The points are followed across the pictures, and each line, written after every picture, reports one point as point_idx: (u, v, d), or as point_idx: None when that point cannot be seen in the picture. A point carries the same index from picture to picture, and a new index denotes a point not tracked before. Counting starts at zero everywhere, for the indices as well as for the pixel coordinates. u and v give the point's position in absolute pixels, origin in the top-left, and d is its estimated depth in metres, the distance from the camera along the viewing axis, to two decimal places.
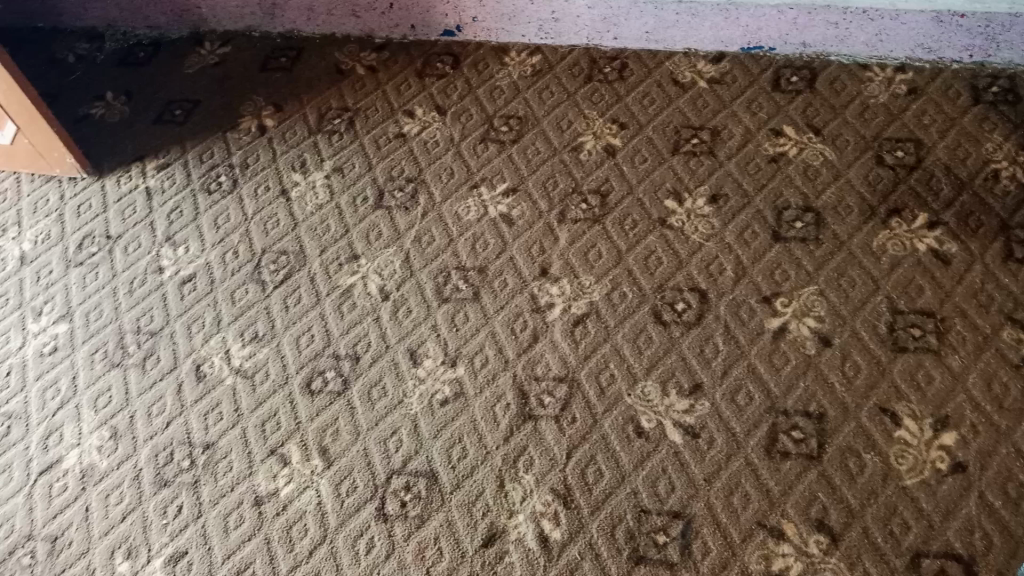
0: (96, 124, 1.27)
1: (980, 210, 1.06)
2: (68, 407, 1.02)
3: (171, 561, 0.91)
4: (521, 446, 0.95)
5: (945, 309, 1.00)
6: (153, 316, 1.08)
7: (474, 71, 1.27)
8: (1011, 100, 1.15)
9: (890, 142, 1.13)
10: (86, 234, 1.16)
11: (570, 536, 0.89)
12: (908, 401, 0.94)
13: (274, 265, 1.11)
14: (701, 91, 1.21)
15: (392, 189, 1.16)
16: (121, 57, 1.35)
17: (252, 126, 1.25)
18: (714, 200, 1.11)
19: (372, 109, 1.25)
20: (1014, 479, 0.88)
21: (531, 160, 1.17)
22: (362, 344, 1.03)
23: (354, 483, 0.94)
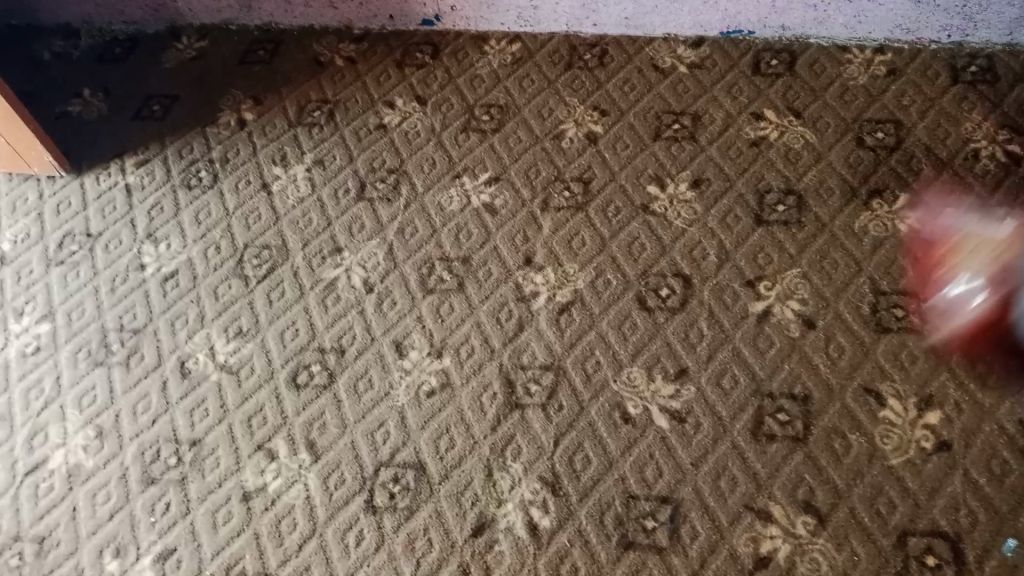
0: (73, 121, 1.26)
1: (961, 190, 1.07)
2: (52, 408, 1.02)
3: (160, 558, 0.91)
4: (508, 435, 0.95)
5: (927, 289, 1.00)
6: (136, 313, 1.07)
7: (453, 60, 1.27)
8: (989, 79, 1.16)
9: (870, 123, 1.14)
10: (67, 233, 1.15)
11: (559, 523, 0.89)
12: (892, 381, 0.95)
13: (257, 260, 1.10)
14: (681, 76, 1.21)
15: (374, 180, 1.15)
16: (98, 53, 1.33)
17: (232, 120, 1.24)
18: (696, 185, 1.11)
19: (352, 101, 1.24)
20: (998, 456, 0.89)
21: (513, 149, 1.17)
22: (348, 337, 1.03)
23: (342, 477, 0.94)
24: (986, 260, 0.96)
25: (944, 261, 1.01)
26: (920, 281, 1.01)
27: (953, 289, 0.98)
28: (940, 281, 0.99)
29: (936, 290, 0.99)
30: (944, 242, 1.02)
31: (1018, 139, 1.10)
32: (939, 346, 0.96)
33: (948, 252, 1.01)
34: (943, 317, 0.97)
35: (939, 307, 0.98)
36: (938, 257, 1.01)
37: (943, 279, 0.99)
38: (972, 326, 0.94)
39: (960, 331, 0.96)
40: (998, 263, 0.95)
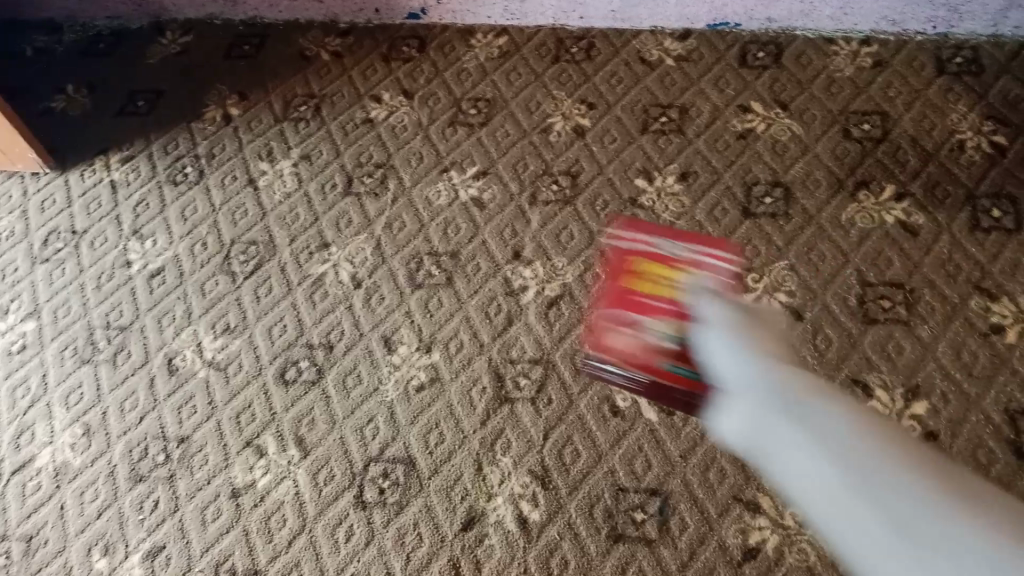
0: (58, 118, 1.25)
1: (947, 181, 1.07)
2: (39, 406, 1.01)
3: (149, 556, 0.91)
4: (498, 429, 0.95)
5: (913, 280, 1.01)
6: (122, 310, 1.07)
7: (440, 53, 1.26)
8: (974, 71, 1.16)
9: (857, 115, 1.14)
10: (51, 230, 1.14)
11: (549, 517, 0.90)
12: (880, 371, 0.95)
13: (244, 256, 1.10)
14: (668, 69, 1.21)
15: (361, 175, 1.15)
16: (82, 49, 1.32)
17: (217, 116, 1.23)
18: (684, 177, 1.11)
19: (338, 95, 1.23)
20: (984, 445, 0.90)
21: (500, 143, 1.16)
22: (336, 333, 1.03)
23: (331, 472, 0.94)
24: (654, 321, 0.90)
25: (666, 291, 0.80)
26: (614, 299, 0.83)
27: (684, 320, 0.78)
28: (660, 309, 0.79)
29: (671, 305, 0.79)
30: (674, 260, 0.83)
31: (1003, 130, 1.11)
32: (669, 367, 0.79)
33: (659, 277, 0.82)
34: (664, 361, 0.79)
35: (630, 325, 0.81)
36: (661, 278, 0.82)
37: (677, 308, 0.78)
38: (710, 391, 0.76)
39: (648, 371, 0.80)
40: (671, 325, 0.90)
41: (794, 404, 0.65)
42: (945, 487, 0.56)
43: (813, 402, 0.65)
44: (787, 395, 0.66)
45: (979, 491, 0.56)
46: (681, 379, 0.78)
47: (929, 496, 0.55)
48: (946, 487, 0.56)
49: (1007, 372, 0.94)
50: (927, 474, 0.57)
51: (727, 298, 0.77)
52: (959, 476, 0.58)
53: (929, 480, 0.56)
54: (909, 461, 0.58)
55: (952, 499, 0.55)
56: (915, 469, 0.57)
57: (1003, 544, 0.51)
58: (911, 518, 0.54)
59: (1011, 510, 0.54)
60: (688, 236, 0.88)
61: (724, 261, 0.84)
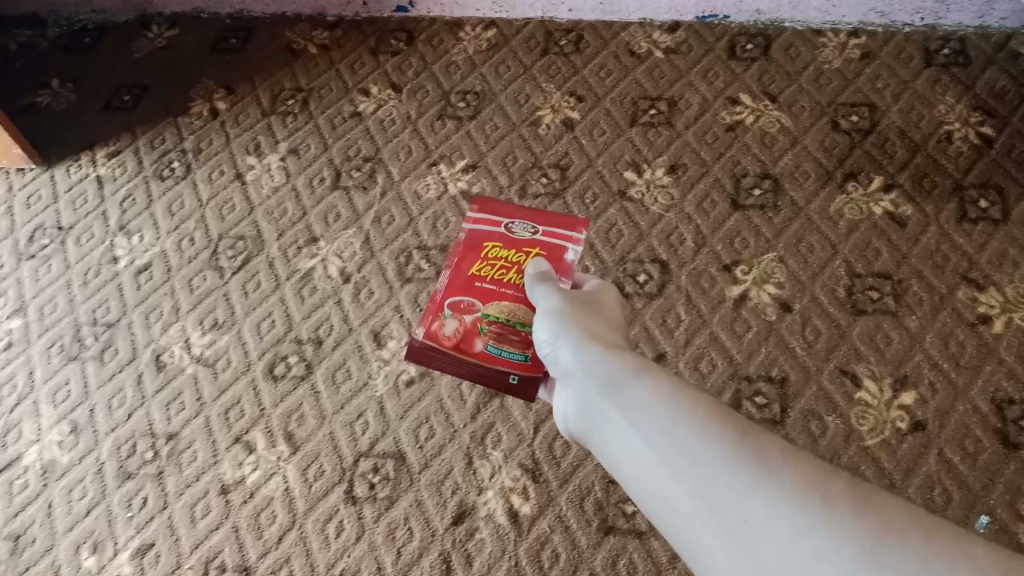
0: (42, 114, 1.23)
1: (934, 172, 1.08)
2: (26, 403, 1.00)
3: (138, 553, 0.90)
4: (488, 423, 0.95)
5: (902, 271, 1.01)
6: (109, 307, 1.06)
7: (429, 47, 1.26)
8: (962, 62, 1.16)
9: (845, 107, 1.14)
10: (37, 227, 1.13)
11: (540, 510, 0.90)
12: (868, 362, 0.95)
13: (231, 251, 1.09)
14: (657, 61, 1.21)
15: (349, 169, 1.15)
16: (66, 43, 1.31)
17: (204, 110, 1.22)
18: (673, 170, 1.11)
19: (326, 89, 1.22)
20: (972, 435, 0.90)
21: (489, 136, 1.16)
22: (325, 328, 1.02)
23: (321, 468, 0.93)
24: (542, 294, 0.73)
25: (506, 276, 0.80)
26: (453, 281, 0.80)
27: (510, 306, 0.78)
28: (499, 295, 0.79)
29: (508, 296, 0.79)
30: (525, 244, 0.81)
31: (990, 121, 1.11)
32: (486, 351, 0.77)
33: (499, 262, 0.80)
34: (480, 342, 0.77)
35: (460, 310, 0.79)
36: (509, 263, 0.80)
37: (514, 293, 0.79)
38: (528, 370, 0.76)
39: (461, 354, 0.77)
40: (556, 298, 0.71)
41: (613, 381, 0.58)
42: (795, 468, 0.46)
43: (626, 377, 0.57)
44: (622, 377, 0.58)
45: (830, 472, 0.46)
46: (496, 361, 0.76)
47: (750, 474, 0.46)
48: (766, 460, 0.47)
49: (994, 361, 0.94)
50: (738, 443, 0.48)
51: (569, 292, 0.73)
52: (790, 450, 0.48)
53: (753, 450, 0.48)
54: (725, 429, 0.49)
55: (781, 468, 0.46)
56: (729, 442, 0.48)
57: (845, 530, 0.42)
58: (739, 508, 0.46)
59: (871, 498, 0.44)
60: (543, 215, 0.83)
61: (563, 254, 0.81)
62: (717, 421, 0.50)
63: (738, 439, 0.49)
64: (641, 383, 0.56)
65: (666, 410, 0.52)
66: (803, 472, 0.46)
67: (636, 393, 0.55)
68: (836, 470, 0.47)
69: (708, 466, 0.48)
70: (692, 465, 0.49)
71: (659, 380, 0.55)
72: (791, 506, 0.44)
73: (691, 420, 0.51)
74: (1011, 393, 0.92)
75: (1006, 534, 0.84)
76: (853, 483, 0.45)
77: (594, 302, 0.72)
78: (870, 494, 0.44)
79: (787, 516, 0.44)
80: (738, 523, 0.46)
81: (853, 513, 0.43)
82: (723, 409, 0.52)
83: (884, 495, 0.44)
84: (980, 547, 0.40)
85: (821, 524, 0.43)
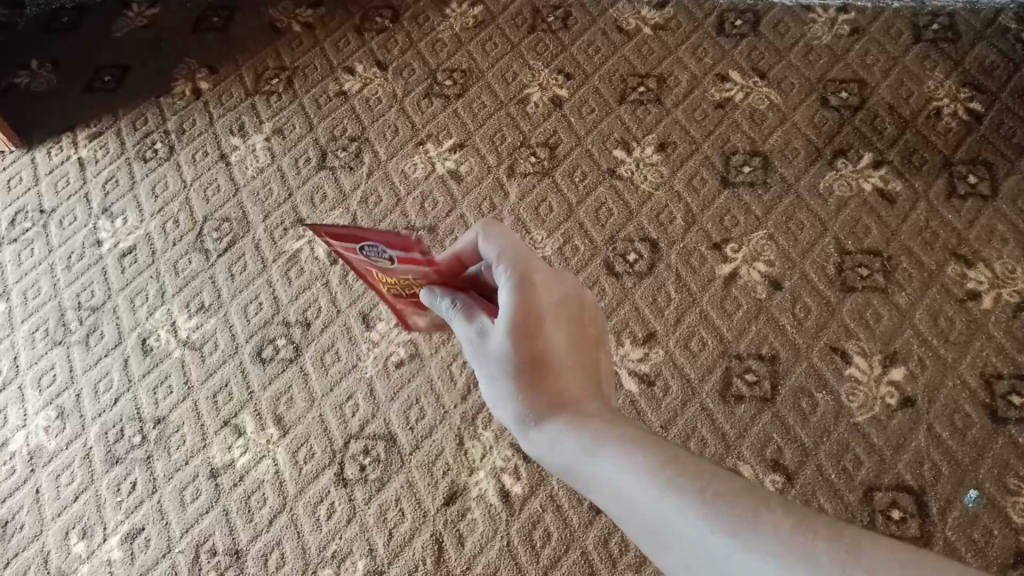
0: (22, 95, 1.21)
1: (924, 148, 1.07)
2: (11, 389, 0.99)
3: (127, 538, 0.90)
4: (479, 404, 0.94)
5: (891, 248, 1.01)
6: (93, 291, 1.05)
7: (414, 24, 1.24)
8: (951, 37, 1.16)
9: (835, 83, 1.14)
10: (18, 210, 1.12)
11: (531, 490, 0.90)
12: (858, 339, 0.95)
13: (217, 233, 1.08)
14: (646, 38, 1.20)
15: (335, 149, 1.13)
16: (45, 23, 1.28)
17: (187, 90, 1.20)
18: (662, 147, 1.10)
19: (310, 67, 1.21)
20: (961, 410, 0.91)
21: (476, 115, 1.15)
22: (313, 310, 1.01)
23: (311, 450, 0.93)
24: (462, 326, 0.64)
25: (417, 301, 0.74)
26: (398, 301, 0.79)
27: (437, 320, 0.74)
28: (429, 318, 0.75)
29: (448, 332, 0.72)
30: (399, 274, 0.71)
31: (979, 97, 1.11)
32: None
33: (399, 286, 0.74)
34: None
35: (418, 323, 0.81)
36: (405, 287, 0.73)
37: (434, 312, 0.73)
38: None
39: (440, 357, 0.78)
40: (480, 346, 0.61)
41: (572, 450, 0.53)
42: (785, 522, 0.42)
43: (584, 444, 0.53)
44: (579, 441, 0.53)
45: (811, 525, 0.41)
46: None
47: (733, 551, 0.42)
48: (740, 526, 0.42)
49: (983, 336, 0.95)
50: (713, 508, 0.44)
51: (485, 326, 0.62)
52: (769, 505, 0.43)
53: (725, 518, 0.43)
54: (701, 504, 0.44)
55: (753, 530, 0.42)
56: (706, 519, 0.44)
57: None
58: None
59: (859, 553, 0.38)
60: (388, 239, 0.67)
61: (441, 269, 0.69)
62: (684, 484, 0.46)
63: (713, 503, 0.44)
64: (602, 446, 0.52)
65: (636, 483, 0.48)
66: (782, 540, 0.41)
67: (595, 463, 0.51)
68: (816, 513, 0.42)
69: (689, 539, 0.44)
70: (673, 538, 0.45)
71: (619, 442, 0.51)
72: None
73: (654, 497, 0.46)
74: (1000, 368, 0.93)
75: (995, 507, 0.85)
76: (827, 533, 0.40)
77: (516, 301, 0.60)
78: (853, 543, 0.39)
79: None
80: None
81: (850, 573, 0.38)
82: (688, 458, 0.48)
83: (879, 552, 0.38)
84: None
85: None
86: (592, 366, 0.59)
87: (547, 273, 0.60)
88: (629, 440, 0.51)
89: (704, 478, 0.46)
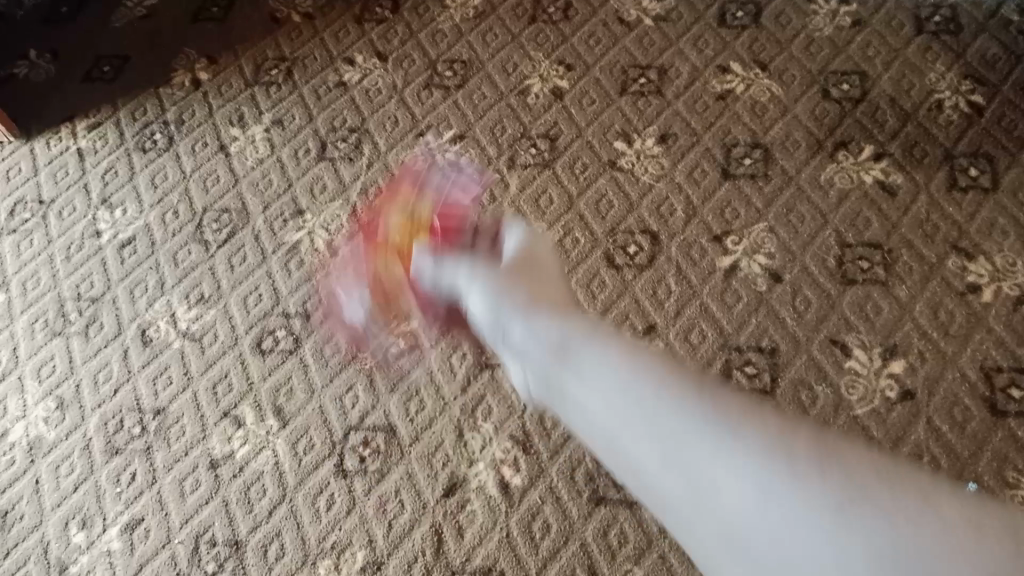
0: (21, 86, 1.21)
1: (925, 141, 1.07)
2: (10, 379, 0.99)
3: (127, 529, 0.90)
4: (479, 396, 0.94)
5: (892, 241, 1.01)
6: (93, 281, 1.05)
7: (414, 14, 1.23)
8: (953, 30, 1.15)
9: (836, 75, 1.13)
10: (18, 200, 1.12)
11: (530, 481, 0.90)
12: (858, 332, 0.95)
13: (216, 224, 1.07)
14: (647, 29, 1.19)
15: (335, 140, 1.13)
16: (43, 14, 1.27)
17: (186, 81, 1.20)
18: (663, 139, 1.10)
19: (310, 58, 1.20)
20: (960, 403, 0.91)
21: (476, 106, 1.14)
22: (313, 301, 1.01)
23: (311, 441, 0.93)
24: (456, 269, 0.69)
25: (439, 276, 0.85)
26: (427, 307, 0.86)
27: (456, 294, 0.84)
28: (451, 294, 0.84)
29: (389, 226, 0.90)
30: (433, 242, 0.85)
31: (980, 89, 1.10)
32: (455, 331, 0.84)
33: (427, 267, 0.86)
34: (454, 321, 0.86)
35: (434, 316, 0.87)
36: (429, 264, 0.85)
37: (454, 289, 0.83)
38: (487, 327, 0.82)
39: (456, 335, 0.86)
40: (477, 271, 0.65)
41: (559, 339, 0.56)
42: (774, 443, 0.45)
43: (576, 336, 0.55)
44: (569, 335, 0.56)
45: (796, 430, 0.46)
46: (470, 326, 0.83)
47: (724, 438, 0.46)
48: (735, 422, 0.47)
49: (983, 329, 0.94)
50: (711, 402, 0.48)
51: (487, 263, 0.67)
52: (758, 410, 0.48)
53: (722, 413, 0.47)
54: (700, 399, 0.48)
55: (748, 428, 0.46)
56: (703, 409, 0.48)
57: (823, 484, 0.43)
58: (703, 463, 0.46)
59: (839, 455, 0.45)
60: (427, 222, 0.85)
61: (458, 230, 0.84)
62: (682, 383, 0.50)
63: (710, 402, 0.48)
64: (595, 341, 0.55)
65: (631, 374, 0.51)
66: (777, 437, 0.46)
67: (586, 351, 0.54)
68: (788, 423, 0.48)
69: (680, 422, 0.47)
70: (662, 421, 0.48)
71: (614, 342, 0.54)
72: (768, 462, 0.44)
73: (646, 403, 0.49)
74: (999, 362, 0.92)
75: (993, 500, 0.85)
76: (808, 436, 0.46)
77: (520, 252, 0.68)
78: (834, 449, 0.45)
79: (769, 483, 0.44)
80: (708, 482, 0.46)
81: (836, 471, 0.44)
82: (675, 367, 0.52)
83: (852, 453, 0.45)
84: (981, 519, 0.42)
85: (801, 483, 0.43)
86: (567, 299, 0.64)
87: (545, 255, 0.70)
88: (618, 343, 0.55)
89: (697, 383, 0.50)
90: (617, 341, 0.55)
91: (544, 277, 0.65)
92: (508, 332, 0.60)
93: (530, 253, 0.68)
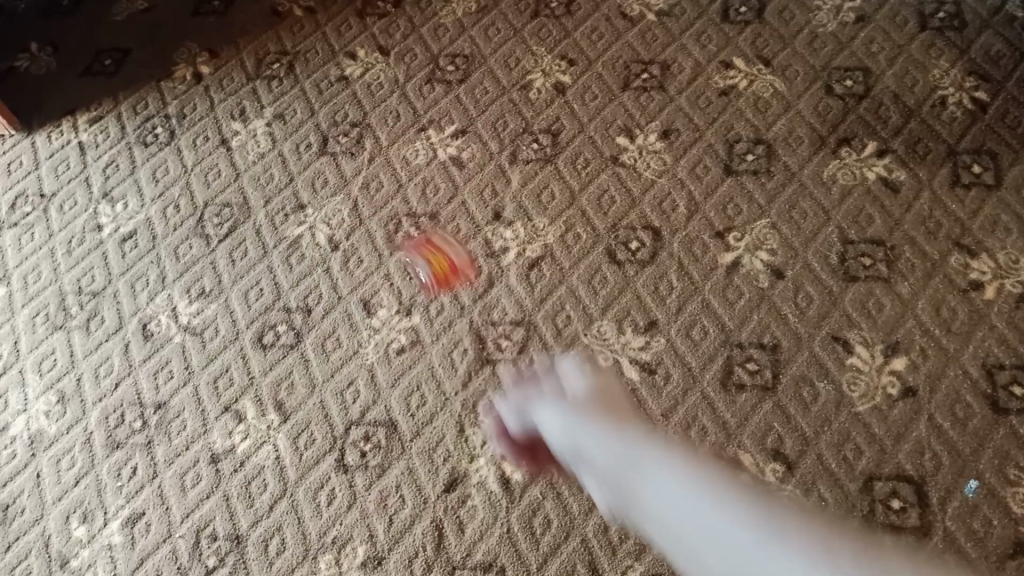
0: (22, 79, 1.21)
1: (929, 137, 1.07)
2: (11, 373, 0.99)
3: (128, 523, 0.90)
4: (480, 391, 0.94)
5: (894, 238, 1.00)
6: (94, 275, 1.05)
7: (417, 9, 1.23)
8: (957, 26, 1.15)
9: (839, 71, 1.13)
10: (19, 193, 1.12)
11: (531, 477, 0.90)
12: (860, 329, 0.95)
13: (218, 219, 1.07)
14: (650, 24, 1.19)
15: (337, 134, 1.12)
16: (44, 6, 1.27)
17: (187, 74, 1.19)
18: (666, 135, 1.10)
19: (312, 52, 1.20)
20: (962, 401, 0.90)
21: (478, 101, 1.14)
22: (314, 296, 1.01)
23: (312, 436, 0.93)
24: (544, 396, 0.85)
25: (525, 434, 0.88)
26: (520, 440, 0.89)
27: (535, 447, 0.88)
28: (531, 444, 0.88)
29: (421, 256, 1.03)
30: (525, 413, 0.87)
31: (984, 86, 1.10)
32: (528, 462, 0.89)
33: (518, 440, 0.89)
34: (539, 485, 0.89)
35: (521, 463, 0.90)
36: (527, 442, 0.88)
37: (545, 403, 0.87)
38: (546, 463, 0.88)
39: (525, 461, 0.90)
40: (558, 397, 0.84)
41: (627, 453, 0.77)
42: (804, 529, 0.64)
43: (648, 460, 0.75)
44: (643, 459, 0.76)
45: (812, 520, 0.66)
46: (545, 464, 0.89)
47: (764, 537, 0.64)
48: (774, 523, 0.65)
49: (985, 327, 0.94)
50: (761, 516, 0.66)
51: (561, 390, 0.85)
52: (793, 516, 0.66)
53: (762, 516, 0.66)
54: (747, 508, 0.67)
55: (781, 520, 0.65)
56: (751, 516, 0.66)
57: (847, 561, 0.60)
58: (750, 556, 0.63)
59: (856, 546, 0.62)
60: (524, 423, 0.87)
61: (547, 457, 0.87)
62: (734, 497, 0.69)
63: (752, 508, 0.68)
64: (675, 470, 0.73)
65: (693, 496, 0.70)
66: (805, 533, 0.63)
67: (662, 476, 0.73)
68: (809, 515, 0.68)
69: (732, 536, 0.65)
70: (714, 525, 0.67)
71: (676, 463, 0.74)
72: (798, 546, 0.62)
73: (706, 506, 0.69)
74: (1001, 359, 0.92)
75: (994, 498, 0.85)
76: (825, 529, 0.65)
77: (592, 388, 0.86)
78: (841, 532, 0.64)
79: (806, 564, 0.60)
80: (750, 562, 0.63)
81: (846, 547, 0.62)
82: (731, 483, 0.71)
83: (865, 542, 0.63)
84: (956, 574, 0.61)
85: (823, 556, 0.61)
86: (629, 411, 0.85)
87: (604, 374, 0.91)
88: (682, 461, 0.75)
89: (742, 495, 0.70)
90: (685, 461, 0.75)
91: (616, 406, 0.85)
92: (576, 439, 0.80)
93: (595, 384, 0.87)
